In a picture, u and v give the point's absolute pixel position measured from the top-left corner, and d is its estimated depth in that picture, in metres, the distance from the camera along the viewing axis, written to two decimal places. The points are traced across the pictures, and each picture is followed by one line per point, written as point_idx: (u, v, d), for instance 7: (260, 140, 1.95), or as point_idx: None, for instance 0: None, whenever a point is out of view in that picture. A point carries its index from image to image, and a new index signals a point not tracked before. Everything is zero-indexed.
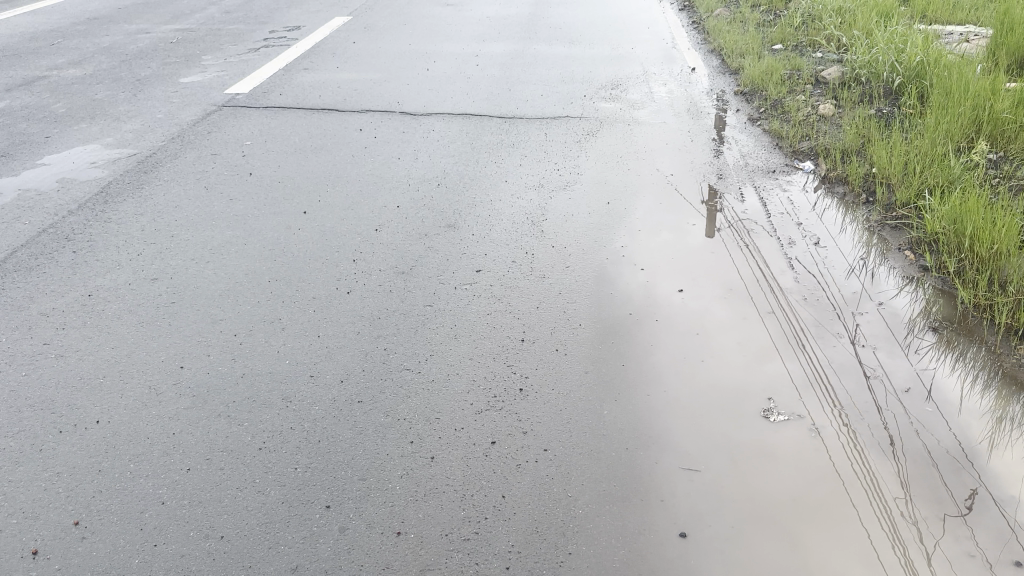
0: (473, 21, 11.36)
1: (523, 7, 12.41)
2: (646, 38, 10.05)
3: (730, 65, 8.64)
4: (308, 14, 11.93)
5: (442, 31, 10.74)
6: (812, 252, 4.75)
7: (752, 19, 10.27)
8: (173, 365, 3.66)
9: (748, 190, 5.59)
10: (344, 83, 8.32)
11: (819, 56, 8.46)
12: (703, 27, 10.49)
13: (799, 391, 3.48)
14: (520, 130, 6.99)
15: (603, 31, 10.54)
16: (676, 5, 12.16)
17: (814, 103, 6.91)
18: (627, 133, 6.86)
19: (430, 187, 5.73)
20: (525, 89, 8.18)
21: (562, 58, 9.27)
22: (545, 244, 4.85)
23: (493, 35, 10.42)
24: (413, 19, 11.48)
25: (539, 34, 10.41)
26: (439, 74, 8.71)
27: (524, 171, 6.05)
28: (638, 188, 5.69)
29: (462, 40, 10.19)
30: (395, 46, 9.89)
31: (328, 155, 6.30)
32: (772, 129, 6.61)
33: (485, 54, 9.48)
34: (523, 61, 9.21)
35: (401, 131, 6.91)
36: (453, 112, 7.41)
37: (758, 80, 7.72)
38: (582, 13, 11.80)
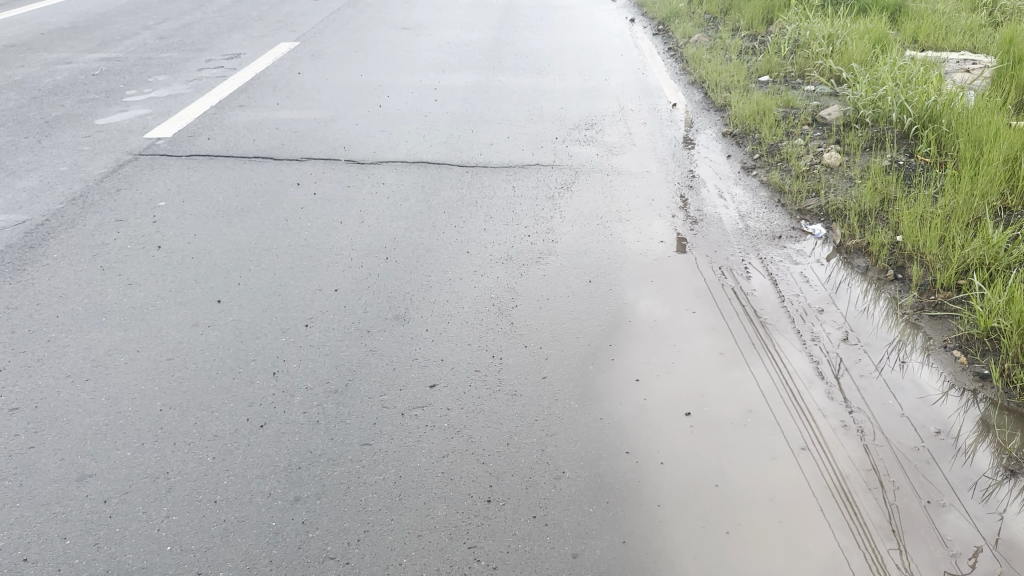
0: (431, 48, 10.46)
1: (486, 30, 11.55)
2: (620, 69, 9.23)
3: (714, 100, 7.85)
4: (251, 39, 10.96)
5: (398, 59, 9.83)
6: (840, 349, 3.90)
7: (733, 47, 9.52)
8: (11, 556, 2.70)
9: (755, 265, 4.70)
10: (284, 122, 7.36)
11: (812, 91, 7.72)
12: (681, 55, 9.71)
13: (844, 550, 2.73)
14: (484, 181, 6.09)
15: (573, 59, 9.70)
16: (649, 29, 11.40)
17: (816, 150, 6.12)
18: (606, 186, 5.99)
19: (375, 259, 4.80)
20: (488, 129, 7.29)
21: (528, 92, 8.40)
22: (514, 343, 3.93)
23: (453, 65, 9.53)
24: (367, 45, 10.55)
25: (503, 63, 9.54)
26: (392, 111, 7.79)
27: (489, 237, 5.15)
28: (623, 263, 4.77)
29: (419, 70, 9.28)
30: (344, 78, 8.95)
31: (257, 217, 5.35)
32: (771, 181, 5.81)
33: (444, 87, 8.58)
34: (486, 95, 8.33)
35: (346, 183, 5.98)
36: (407, 159, 6.49)
37: (748, 120, 6.94)
38: (550, 37, 10.97)
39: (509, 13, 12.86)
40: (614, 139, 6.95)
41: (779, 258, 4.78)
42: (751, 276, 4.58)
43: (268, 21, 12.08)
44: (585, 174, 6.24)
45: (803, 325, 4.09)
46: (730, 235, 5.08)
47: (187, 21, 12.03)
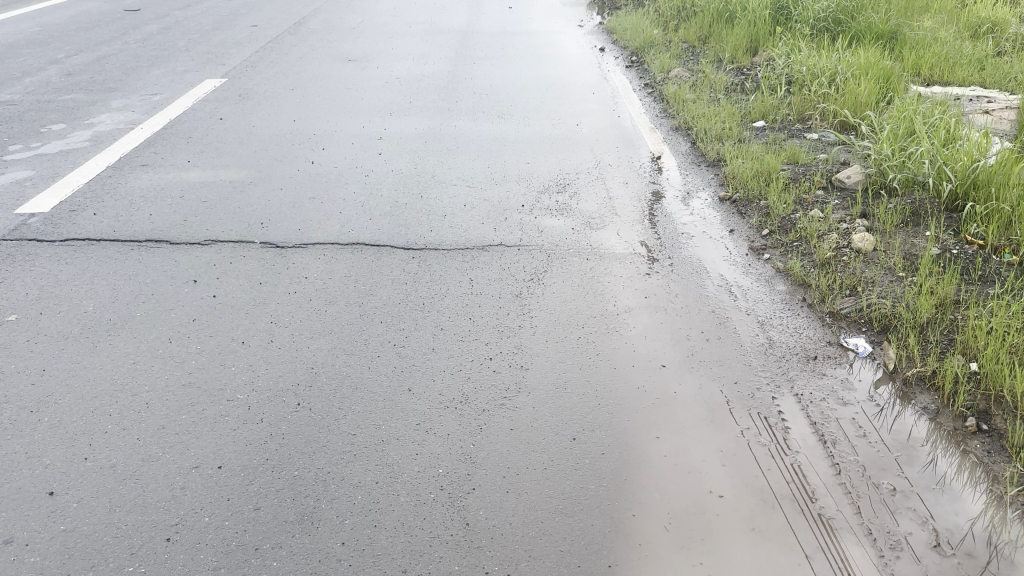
0: (379, 85, 9.22)
1: (440, 62, 10.35)
2: (593, 114, 8.08)
3: (704, 151, 6.75)
4: (173, 74, 9.63)
5: (339, 100, 8.57)
6: (932, 564, 2.74)
7: (719, 84, 8.45)
8: None
9: (790, 405, 3.55)
10: (192, 188, 6.07)
11: (818, 142, 6.67)
12: (660, 93, 8.61)
13: None
14: (433, 271, 4.86)
15: (539, 100, 8.53)
16: (622, 60, 10.28)
17: (840, 226, 5.05)
18: (587, 276, 4.81)
19: (279, 406, 3.54)
20: (440, 194, 6.07)
21: (489, 144, 7.22)
22: (469, 564, 2.72)
23: (403, 108, 8.30)
24: (304, 81, 9.28)
25: (461, 106, 8.35)
26: (327, 169, 6.53)
27: (437, 359, 3.92)
28: (617, 404, 3.57)
29: (363, 115, 8.04)
30: (274, 125, 7.68)
31: (132, 337, 4.08)
32: (790, 268, 4.70)
33: (391, 137, 7.35)
34: (440, 146, 7.12)
35: (257, 278, 4.71)
36: (338, 239, 5.23)
37: (750, 182, 5.84)
38: (512, 71, 9.82)
39: (466, 41, 11.68)
40: (592, 210, 5.78)
41: (821, 398, 3.62)
42: (790, 427, 3.40)
43: (196, 52, 10.77)
44: (559, 258, 5.04)
45: (876, 519, 2.94)
46: (752, 357, 3.91)
47: (103, 52, 10.67)
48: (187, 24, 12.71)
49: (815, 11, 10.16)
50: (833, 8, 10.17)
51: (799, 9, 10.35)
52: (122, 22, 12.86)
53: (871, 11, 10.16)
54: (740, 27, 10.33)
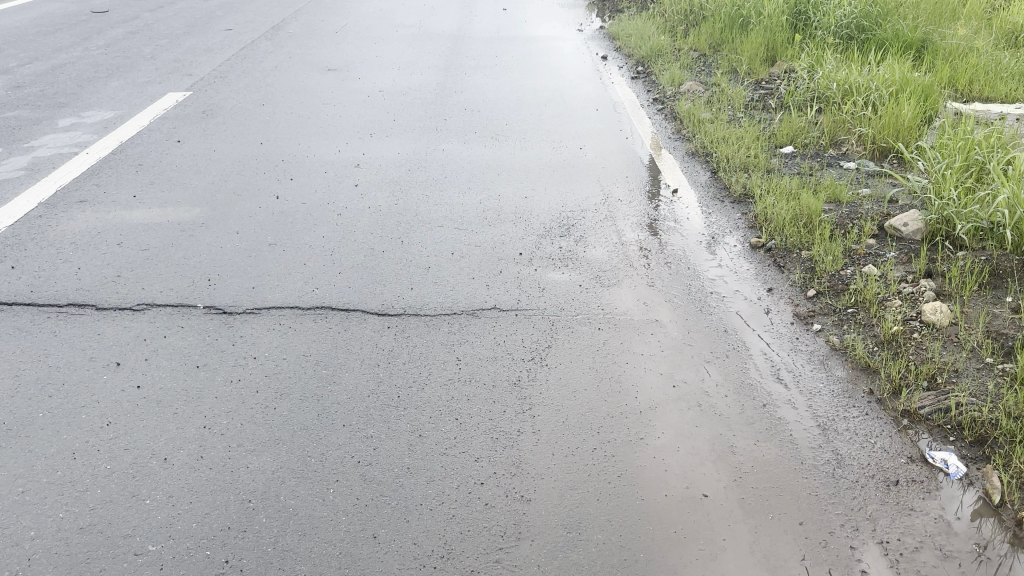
0: (360, 98, 8.32)
1: (429, 72, 9.46)
2: (598, 135, 7.22)
3: (728, 183, 5.91)
4: (132, 86, 8.73)
5: (314, 117, 7.68)
6: None
7: (737, 101, 7.61)
8: None
9: (877, 561, 2.71)
10: (132, 232, 5.19)
11: (859, 177, 5.84)
12: (673, 110, 7.76)
13: None
14: (412, 345, 3.97)
15: (537, 119, 7.66)
16: (627, 71, 9.41)
17: (904, 290, 4.21)
18: (600, 351, 3.94)
19: (202, 566, 2.70)
20: (423, 238, 5.19)
21: (481, 173, 6.34)
22: None
23: (386, 128, 7.41)
24: (277, 94, 8.38)
25: (450, 126, 7.47)
26: (293, 204, 5.64)
27: (414, 481, 3.05)
28: (648, 559, 2.72)
29: (339, 135, 7.16)
30: (238, 148, 6.79)
31: (27, 453, 3.24)
32: (848, 348, 3.86)
33: (370, 164, 6.46)
34: (426, 175, 6.25)
35: (193, 360, 3.84)
36: (298, 300, 4.34)
37: (788, 226, 4.99)
38: (507, 83, 8.94)
39: (457, 48, 10.79)
40: (602, 261, 4.92)
41: (913, 547, 2.77)
42: None
43: (162, 60, 9.86)
44: (564, 326, 4.16)
45: None
46: (817, 483, 3.05)
47: (59, 61, 9.76)
48: (156, 28, 11.79)
49: (837, 16, 9.31)
50: (858, 13, 9.32)
51: (820, 14, 9.49)
52: (86, 25, 11.94)
53: (899, 18, 9.31)
54: (756, 35, 9.47)
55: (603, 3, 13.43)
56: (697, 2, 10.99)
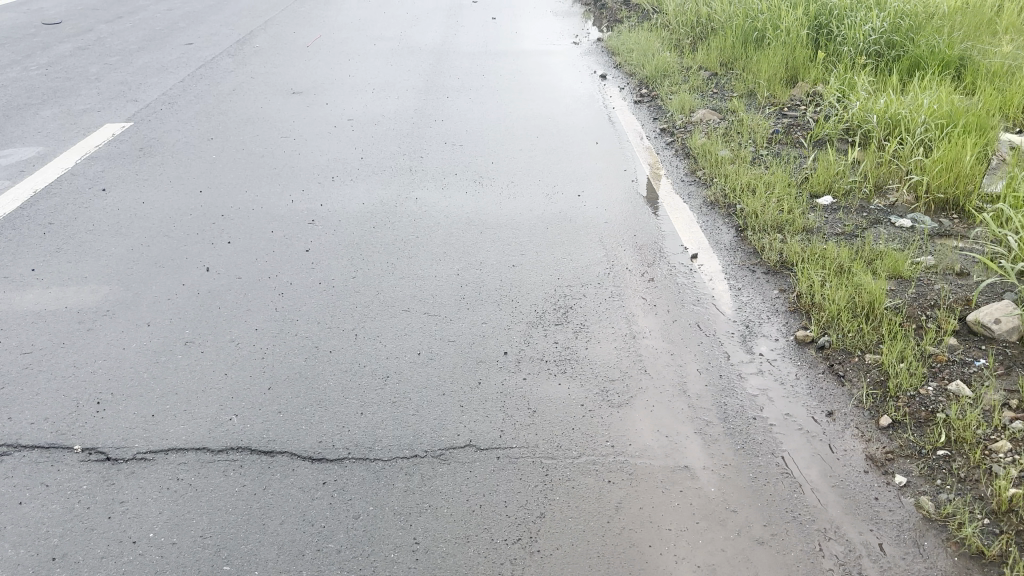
0: (324, 129, 7.25)
1: (406, 95, 8.41)
2: (598, 179, 6.18)
3: (759, 246, 4.87)
4: (66, 115, 7.65)
5: (269, 154, 6.60)
6: None
7: (761, 136, 6.59)
8: None
9: None
10: (16, 325, 4.13)
11: (918, 241, 4.83)
12: (684, 145, 6.73)
13: None
14: (355, 512, 2.90)
15: (527, 158, 6.61)
16: (629, 93, 8.38)
17: (1012, 430, 3.20)
18: (612, 520, 2.88)
19: None
20: (383, 327, 4.13)
21: (459, 232, 5.29)
22: None
23: (352, 168, 6.33)
24: (230, 124, 7.32)
25: (426, 167, 6.42)
26: (224, 280, 4.58)
27: None
28: None
29: (295, 178, 6.10)
30: (173, 198, 5.73)
31: None
32: (951, 523, 2.84)
33: (327, 219, 5.39)
34: (393, 236, 5.18)
35: (50, 547, 2.80)
36: (207, 439, 3.30)
37: (845, 317, 3.96)
38: (494, 109, 7.91)
39: (440, 65, 9.75)
40: (607, 362, 3.86)
41: None
42: None
43: (108, 83, 8.79)
44: (561, 474, 3.09)
45: None
46: None
47: None
48: (109, 43, 10.71)
49: (866, 31, 8.29)
50: (889, 28, 8.31)
51: (846, 29, 8.47)
52: (32, 39, 10.85)
53: (935, 33, 8.30)
54: (773, 52, 8.45)
55: (600, 12, 12.41)
56: (705, 12, 9.98)
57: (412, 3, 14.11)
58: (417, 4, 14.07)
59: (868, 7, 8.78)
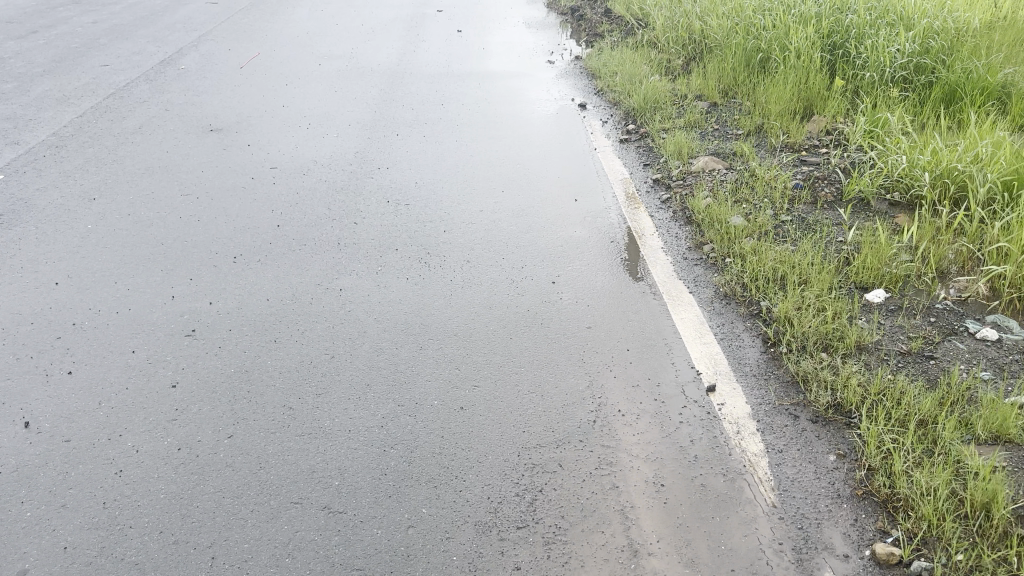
0: (239, 182, 5.87)
1: (347, 132, 7.04)
2: (577, 257, 4.83)
3: (799, 375, 3.55)
4: None
5: (161, 221, 5.23)
6: None
7: (780, 196, 5.29)
8: None
9: None
10: None
11: (1014, 369, 3.55)
12: (684, 204, 5.39)
13: None
14: None
15: (489, 225, 5.25)
16: (614, 129, 7.07)
17: None
18: None
19: None
20: (257, 546, 2.72)
21: (391, 341, 3.92)
22: None
23: (262, 243, 4.94)
24: (122, 179, 5.92)
25: (361, 238, 5.01)
26: (46, 447, 3.22)
27: None
28: None
29: (186, 260, 4.72)
30: (17, 295, 4.34)
31: None
32: None
33: (214, 329, 4.01)
34: (301, 353, 3.81)
35: None
36: None
37: (950, 528, 2.66)
38: (451, 152, 6.58)
39: (392, 90, 8.40)
40: None
41: None
42: None
43: None
44: None
45: None
46: None
47: None
48: (9, 64, 9.25)
49: (891, 53, 7.04)
50: (918, 51, 7.06)
51: (867, 51, 7.22)
52: None
53: (970, 55, 7.06)
54: (782, 80, 7.18)
55: (577, 24, 11.11)
56: (698, 27, 8.70)
57: (370, 13, 12.72)
58: (375, 14, 12.66)
59: (890, 24, 7.54)
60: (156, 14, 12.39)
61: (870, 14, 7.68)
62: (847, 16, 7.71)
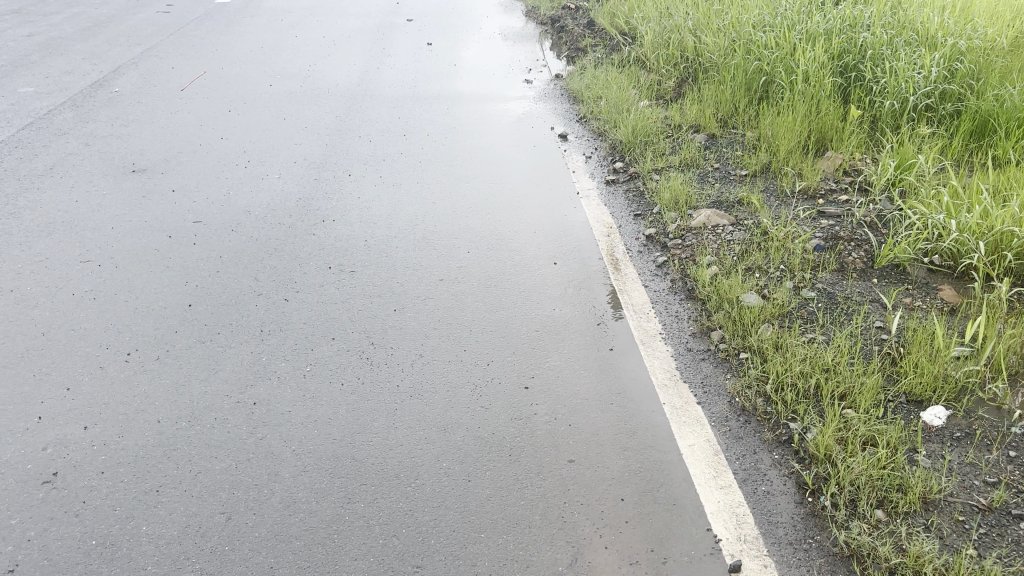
0: (153, 242, 4.92)
1: (290, 170, 6.08)
2: (556, 346, 3.91)
3: (853, 549, 2.66)
4: None
5: (47, 301, 4.28)
6: None
7: (800, 263, 4.41)
8: None
9: None
10: None
11: None
12: (685, 271, 4.49)
13: None
14: None
15: (450, 299, 4.32)
16: (600, 167, 6.17)
17: None
18: None
19: None
20: None
21: (311, 487, 2.98)
22: None
23: (166, 331, 3.99)
24: (13, 239, 4.97)
25: (290, 320, 4.07)
26: None
27: None
28: None
29: (67, 360, 3.78)
30: None
31: None
32: None
33: (81, 473, 3.09)
34: (189, 514, 2.89)
35: None
36: None
37: None
38: (412, 198, 5.65)
39: (350, 116, 7.46)
40: None
41: None
42: None
43: None
44: None
45: None
46: None
47: None
48: None
49: (912, 78, 6.16)
50: (943, 75, 6.18)
51: (885, 76, 6.34)
52: None
53: (1003, 79, 6.19)
54: (790, 111, 6.30)
55: (558, 36, 10.19)
56: (692, 44, 7.78)
57: (334, 23, 11.74)
58: (339, 24, 11.68)
59: (909, 42, 6.65)
60: (99, 25, 11.38)
61: (886, 30, 6.78)
62: (861, 33, 6.82)
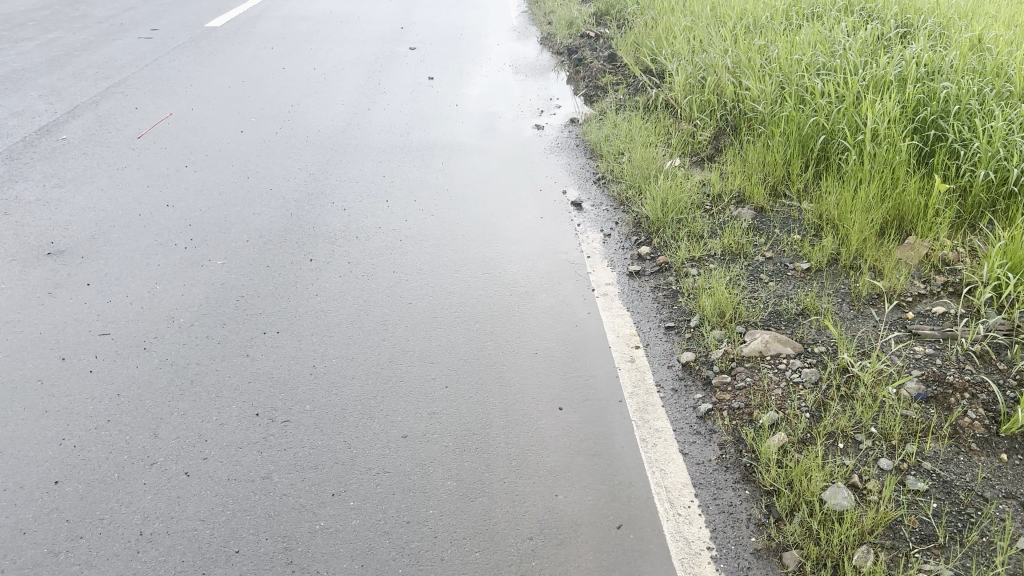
0: (38, 369, 3.78)
1: (238, 253, 4.94)
2: (557, 572, 2.67)
3: None
4: None
5: None
6: None
7: (899, 426, 3.19)
8: None
9: None
10: None
11: None
12: (738, 429, 3.28)
13: None
14: None
15: (412, 472, 3.11)
16: (622, 250, 4.97)
17: None
18: None
19: None
20: None
21: None
22: None
23: (10, 533, 2.86)
24: None
25: (186, 515, 2.91)
26: None
27: None
28: None
29: None
30: None
31: None
32: None
33: None
34: None
35: None
36: None
37: None
38: (382, 295, 4.48)
39: (325, 172, 6.32)
40: None
41: None
42: None
43: None
44: None
45: None
46: None
47: None
48: None
49: (1012, 142, 4.92)
50: None
51: (976, 137, 5.10)
52: None
53: None
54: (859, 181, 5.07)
55: (575, 70, 9.03)
56: (732, 87, 6.57)
57: (329, 53, 10.64)
58: (334, 53, 10.59)
59: (1001, 93, 5.41)
60: (71, 54, 10.35)
61: (972, 77, 5.55)
62: (940, 80, 5.59)
